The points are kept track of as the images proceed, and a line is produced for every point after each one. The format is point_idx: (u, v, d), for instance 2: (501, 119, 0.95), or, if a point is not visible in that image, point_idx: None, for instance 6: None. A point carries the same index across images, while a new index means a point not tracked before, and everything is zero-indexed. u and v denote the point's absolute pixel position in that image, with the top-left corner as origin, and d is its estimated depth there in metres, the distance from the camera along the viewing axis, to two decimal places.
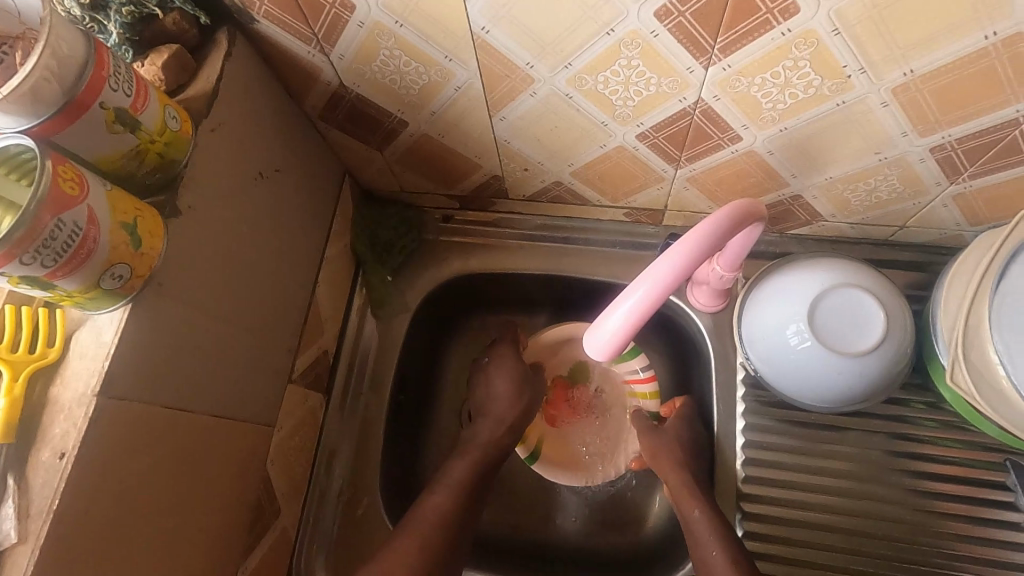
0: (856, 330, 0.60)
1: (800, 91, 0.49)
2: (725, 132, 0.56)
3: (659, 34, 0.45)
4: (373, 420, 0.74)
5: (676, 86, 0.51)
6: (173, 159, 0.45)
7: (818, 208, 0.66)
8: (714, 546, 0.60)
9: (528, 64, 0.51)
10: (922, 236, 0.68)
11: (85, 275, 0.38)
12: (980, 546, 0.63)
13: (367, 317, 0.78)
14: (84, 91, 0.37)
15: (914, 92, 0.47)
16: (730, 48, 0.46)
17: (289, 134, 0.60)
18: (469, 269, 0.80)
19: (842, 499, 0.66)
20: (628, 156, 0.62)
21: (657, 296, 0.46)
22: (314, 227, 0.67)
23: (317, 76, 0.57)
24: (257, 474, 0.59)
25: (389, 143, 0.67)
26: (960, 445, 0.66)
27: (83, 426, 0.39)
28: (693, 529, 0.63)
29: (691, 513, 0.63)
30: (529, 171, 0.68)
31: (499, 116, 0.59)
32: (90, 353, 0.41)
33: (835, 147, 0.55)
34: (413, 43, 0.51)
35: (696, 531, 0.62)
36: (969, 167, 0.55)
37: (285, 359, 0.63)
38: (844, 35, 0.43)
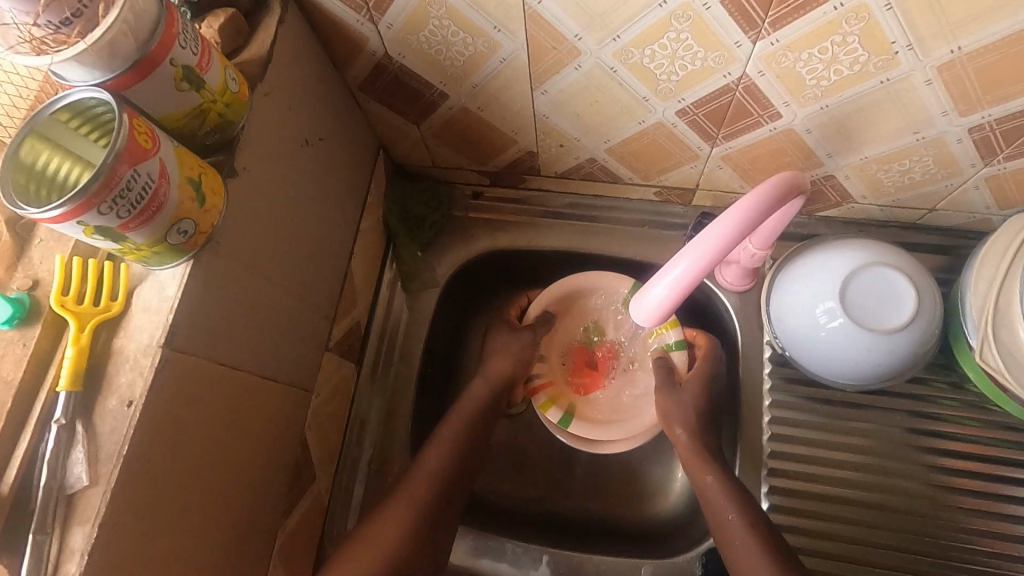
0: (887, 308, 0.61)
1: (845, 67, 0.50)
2: (766, 109, 0.57)
3: (711, 7, 0.46)
4: (402, 391, 0.76)
5: (722, 61, 0.51)
6: (232, 120, 0.46)
7: (849, 189, 0.67)
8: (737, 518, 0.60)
9: (576, 37, 0.52)
10: (950, 219, 0.69)
11: (155, 229, 0.39)
12: (1001, 523, 0.64)
13: (396, 290, 0.79)
14: (156, 48, 0.38)
15: (960, 70, 0.48)
16: (781, 22, 0.47)
17: (331, 103, 0.61)
18: (498, 245, 0.80)
19: (863, 475, 0.67)
20: (665, 133, 0.63)
21: (705, 264, 0.46)
22: (351, 198, 0.68)
23: (363, 45, 0.57)
24: (297, 437, 0.60)
25: (427, 116, 0.67)
26: (982, 425, 0.67)
27: (149, 375, 0.40)
28: (706, 493, 0.63)
29: (703, 479, 0.64)
30: (564, 147, 0.69)
31: (541, 89, 0.59)
32: (153, 307, 0.42)
33: (874, 125, 0.56)
34: (463, 12, 0.51)
35: (711, 501, 0.62)
36: (1006, 149, 0.56)
37: (323, 326, 0.64)
38: (896, 10, 0.44)
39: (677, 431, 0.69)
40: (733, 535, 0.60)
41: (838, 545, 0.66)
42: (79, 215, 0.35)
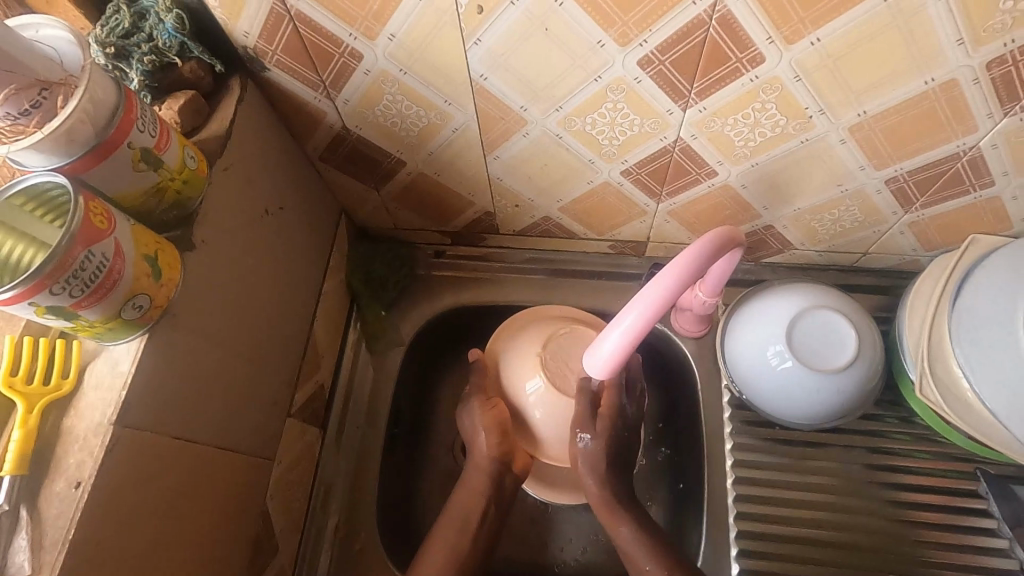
0: (830, 349, 0.64)
1: (768, 130, 0.54)
2: (702, 168, 0.61)
3: (642, 80, 0.50)
4: (369, 455, 0.74)
5: (657, 126, 0.56)
6: (191, 197, 0.47)
7: (789, 237, 0.71)
8: None
9: (521, 108, 0.56)
10: (884, 261, 0.74)
11: (108, 306, 0.39)
12: (968, 554, 0.65)
13: (361, 351, 0.79)
14: (114, 134, 0.40)
15: (869, 131, 0.53)
16: (705, 92, 0.51)
17: (292, 173, 0.63)
18: (461, 302, 0.82)
19: (827, 513, 0.68)
20: (613, 191, 0.66)
21: (652, 315, 0.48)
22: (312, 263, 0.69)
23: (322, 119, 0.60)
24: (257, 509, 0.59)
25: (386, 182, 0.70)
26: (933, 457, 0.69)
27: (99, 455, 0.39)
28: (613, 521, 0.63)
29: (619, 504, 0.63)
30: (519, 208, 0.72)
31: (493, 155, 0.63)
32: (106, 384, 0.42)
33: (801, 180, 0.61)
34: (415, 89, 0.55)
35: (617, 531, 0.62)
36: (921, 198, 0.61)
37: (284, 392, 0.63)
38: (804, 81, 0.49)
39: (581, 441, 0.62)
40: None
41: None
42: (30, 296, 0.35)
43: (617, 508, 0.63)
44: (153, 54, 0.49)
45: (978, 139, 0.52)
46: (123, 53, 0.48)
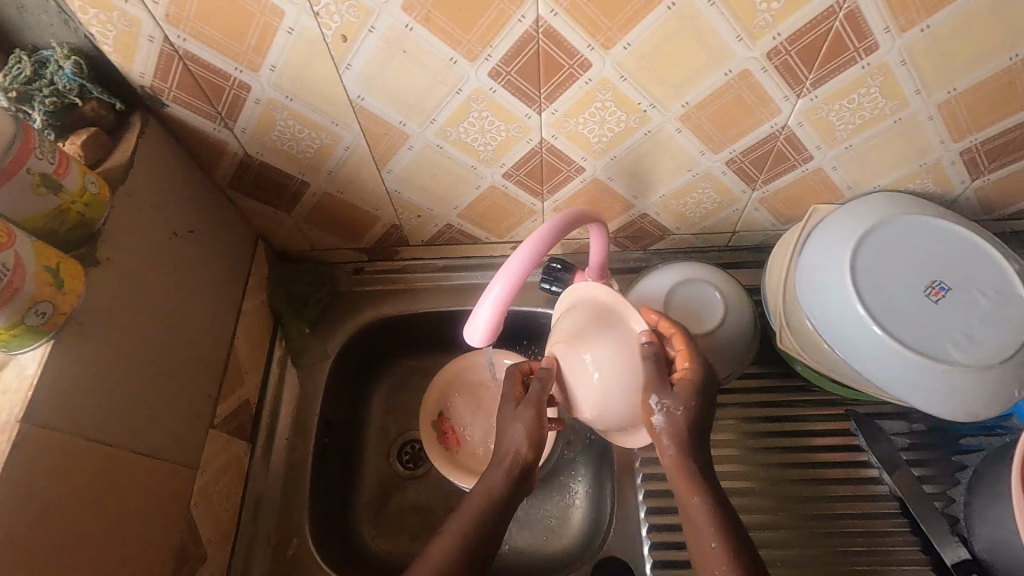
0: (702, 314, 0.72)
1: (614, 125, 0.63)
2: (570, 165, 0.69)
3: (496, 90, 0.59)
4: (299, 464, 0.77)
5: (521, 130, 0.64)
6: (92, 218, 0.52)
7: (664, 223, 0.80)
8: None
9: (400, 123, 0.63)
10: (753, 238, 0.83)
11: (10, 314, 0.43)
12: (854, 484, 0.73)
13: (287, 368, 0.83)
14: (12, 163, 0.45)
15: (696, 119, 0.62)
16: (552, 96, 0.60)
17: (202, 200, 0.68)
18: (382, 313, 0.88)
19: (722, 464, 0.75)
20: (500, 194, 0.74)
21: (516, 280, 0.54)
22: (230, 284, 0.74)
23: (224, 148, 0.66)
24: (181, 514, 0.61)
25: (295, 205, 0.76)
26: (808, 404, 0.77)
27: (7, 449, 0.43)
28: (692, 513, 0.57)
29: (693, 503, 0.57)
30: (422, 218, 0.79)
31: (386, 169, 0.70)
32: (13, 388, 0.46)
33: (657, 169, 0.70)
34: (304, 113, 0.62)
35: (696, 518, 0.57)
36: (760, 175, 0.71)
37: (205, 404, 0.67)
38: (629, 80, 0.58)
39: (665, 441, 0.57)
40: None
41: None
42: None
43: (695, 505, 0.57)
44: (54, 96, 0.54)
45: (785, 119, 0.63)
46: (25, 97, 0.54)
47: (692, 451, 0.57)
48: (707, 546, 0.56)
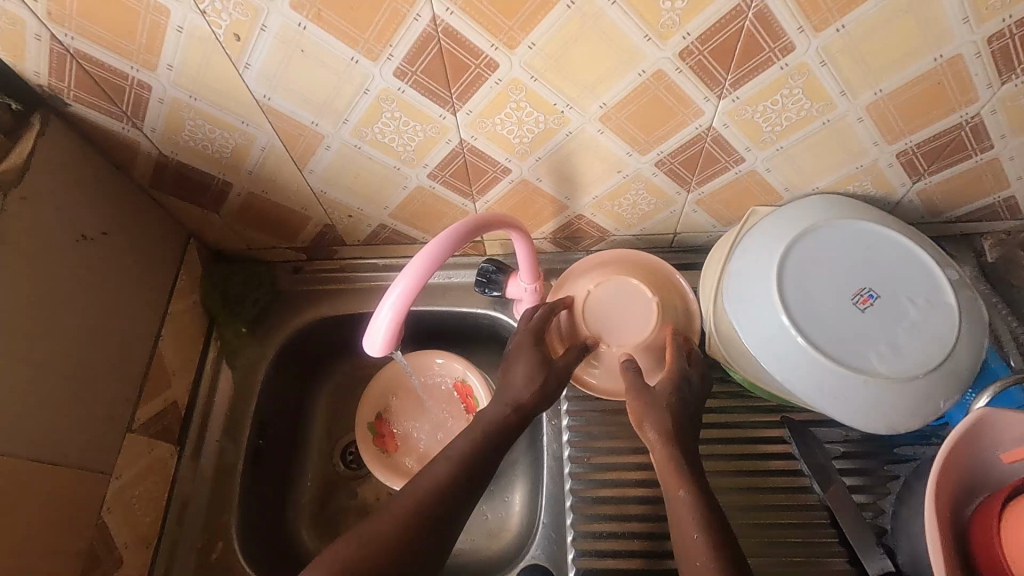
0: (630, 320, 0.70)
1: (533, 126, 0.61)
2: (495, 166, 0.67)
3: (404, 90, 0.57)
4: (228, 467, 0.77)
5: (438, 131, 0.62)
6: None
7: (602, 224, 0.78)
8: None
9: (312, 123, 0.61)
10: (696, 239, 0.82)
11: None
12: (784, 494, 0.71)
13: (221, 368, 0.82)
14: None
15: (616, 120, 0.60)
16: (463, 97, 0.58)
17: (117, 201, 0.67)
18: (321, 314, 0.87)
19: (654, 471, 0.73)
20: (429, 194, 0.72)
21: (416, 285, 0.52)
22: (154, 285, 0.72)
23: (137, 148, 0.65)
24: (91, 521, 0.61)
25: (222, 204, 0.75)
26: (747, 411, 0.75)
27: None
28: (675, 513, 0.54)
29: (680, 496, 0.54)
30: (354, 218, 0.77)
31: (308, 169, 0.68)
32: None
33: (585, 170, 0.67)
34: (211, 113, 0.60)
35: (677, 512, 0.53)
36: (693, 177, 0.69)
37: (121, 409, 0.66)
38: (540, 80, 0.56)
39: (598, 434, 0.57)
40: None
41: (633, 541, 0.71)
42: None
43: (683, 498, 0.54)
44: None
45: (709, 121, 0.60)
46: None
47: (679, 442, 0.57)
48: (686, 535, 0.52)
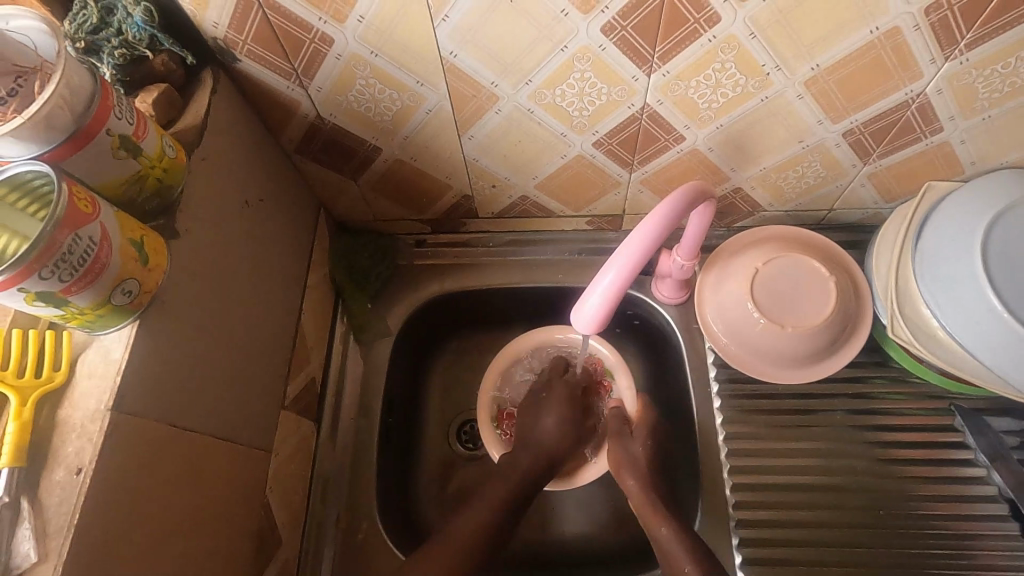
0: (805, 301, 0.66)
1: (729, 90, 0.57)
2: (670, 133, 0.63)
3: (606, 48, 0.52)
4: (365, 444, 0.74)
5: (625, 94, 0.58)
6: (171, 185, 0.47)
7: (757, 199, 0.74)
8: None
9: (492, 84, 0.57)
10: (849, 216, 0.77)
11: (97, 291, 0.39)
12: (952, 484, 0.68)
13: (349, 344, 0.79)
14: (92, 121, 0.40)
15: (823, 83, 0.56)
16: (668, 56, 0.53)
17: (269, 166, 0.63)
18: (446, 289, 0.83)
19: (813, 458, 0.71)
20: (586, 164, 0.68)
21: (631, 270, 0.49)
22: (296, 256, 0.69)
23: (296, 109, 0.61)
24: (259, 500, 0.59)
25: (363, 172, 0.71)
26: (910, 398, 0.72)
27: (99, 440, 0.39)
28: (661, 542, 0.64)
29: (659, 531, 0.65)
30: (496, 188, 0.73)
31: (468, 135, 0.64)
32: (99, 372, 0.42)
33: (765, 139, 0.63)
34: (388, 71, 0.56)
35: (664, 546, 0.64)
36: (877, 148, 0.64)
37: (276, 384, 0.63)
38: (759, 38, 0.51)
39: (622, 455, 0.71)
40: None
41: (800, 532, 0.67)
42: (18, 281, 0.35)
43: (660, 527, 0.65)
44: (124, 48, 0.49)
45: (924, 86, 0.56)
46: (92, 48, 0.48)
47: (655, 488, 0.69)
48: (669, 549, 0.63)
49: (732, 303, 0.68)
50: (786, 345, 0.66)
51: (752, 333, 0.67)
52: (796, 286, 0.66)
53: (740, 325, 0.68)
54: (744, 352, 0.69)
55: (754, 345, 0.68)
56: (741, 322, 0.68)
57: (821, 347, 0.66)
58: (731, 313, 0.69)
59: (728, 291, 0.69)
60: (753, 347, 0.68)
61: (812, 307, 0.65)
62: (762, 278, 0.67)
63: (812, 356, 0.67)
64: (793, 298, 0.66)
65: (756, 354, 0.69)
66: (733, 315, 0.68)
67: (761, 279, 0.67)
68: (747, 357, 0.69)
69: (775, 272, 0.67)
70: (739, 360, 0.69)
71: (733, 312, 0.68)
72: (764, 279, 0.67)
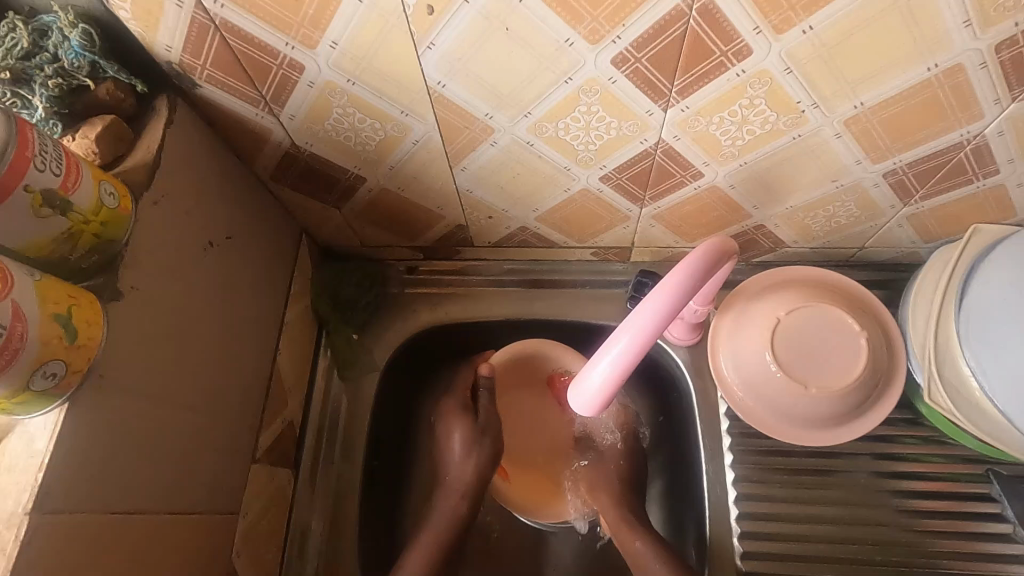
0: (832, 357, 0.59)
1: (757, 127, 0.50)
2: (687, 170, 0.56)
3: (616, 80, 0.45)
4: (346, 492, 0.69)
5: (636, 129, 0.51)
6: (112, 238, 0.41)
7: (781, 235, 0.66)
8: None
9: (486, 115, 0.50)
10: (882, 254, 0.70)
11: (11, 380, 0.34)
12: (986, 561, 0.62)
13: (333, 379, 0.74)
14: (6, 176, 0.34)
15: (866, 122, 0.48)
16: (687, 90, 0.46)
17: (239, 198, 0.57)
18: (438, 321, 0.77)
19: (832, 524, 0.64)
20: (592, 198, 0.61)
21: (641, 345, 0.43)
22: (272, 292, 0.63)
23: (268, 137, 0.54)
24: (222, 571, 0.54)
25: (346, 200, 0.64)
26: (942, 461, 0.66)
27: (13, 551, 0.34)
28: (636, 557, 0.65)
29: (634, 546, 0.65)
30: (493, 219, 0.67)
31: (460, 167, 0.57)
32: (20, 465, 0.36)
33: (794, 177, 0.56)
34: (366, 100, 0.49)
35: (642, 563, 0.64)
36: (921, 189, 0.57)
37: (246, 438, 0.58)
38: (795, 73, 0.44)
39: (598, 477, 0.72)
40: None
41: None
42: None
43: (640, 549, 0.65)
44: (59, 77, 0.43)
45: (983, 127, 0.48)
46: (22, 78, 0.42)
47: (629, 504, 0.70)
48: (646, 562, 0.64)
49: (750, 352, 0.62)
50: (809, 405, 0.60)
51: (769, 389, 0.61)
52: (822, 339, 0.60)
53: (757, 379, 0.62)
54: (759, 407, 0.63)
55: (773, 402, 0.62)
56: (758, 374, 0.61)
57: (848, 408, 0.60)
58: (749, 364, 0.62)
59: (745, 340, 0.63)
60: (772, 404, 0.62)
61: (840, 364, 0.59)
62: (784, 327, 0.61)
63: (837, 417, 0.61)
64: (819, 351, 0.59)
65: (775, 413, 0.62)
66: (750, 367, 0.62)
67: (783, 328, 0.61)
68: (763, 415, 0.63)
69: (799, 321, 0.61)
70: (754, 418, 0.63)
71: (750, 363, 0.62)
72: (787, 328, 0.61)
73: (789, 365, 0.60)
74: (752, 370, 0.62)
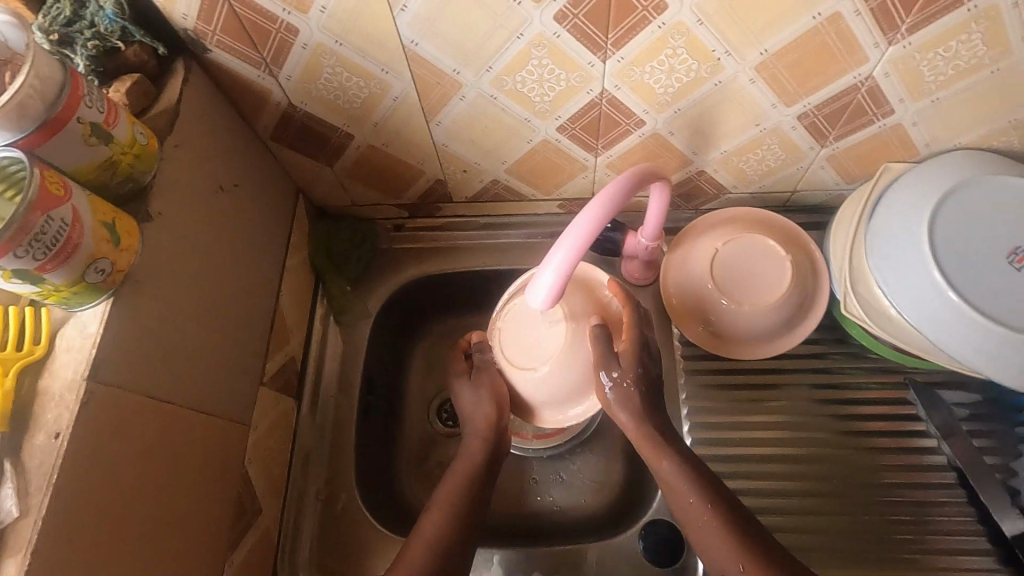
0: (762, 278, 0.68)
1: (683, 74, 0.59)
2: (630, 118, 0.65)
3: (560, 35, 0.55)
4: (344, 421, 0.78)
5: (582, 80, 0.60)
6: (143, 171, 0.50)
7: (721, 181, 0.76)
8: (692, 493, 0.60)
9: (455, 71, 0.59)
10: (812, 198, 0.79)
11: (70, 270, 0.42)
12: (905, 455, 0.71)
13: (330, 325, 0.82)
14: (63, 109, 0.43)
15: (774, 68, 0.58)
16: (620, 42, 0.55)
17: (244, 153, 0.66)
18: (423, 272, 0.86)
19: (773, 432, 0.73)
20: (552, 148, 0.70)
21: (581, 247, 0.51)
22: (274, 240, 0.72)
23: (268, 98, 0.63)
24: (238, 470, 0.62)
25: (338, 158, 0.73)
26: (867, 373, 0.75)
27: (74, 407, 0.43)
28: (663, 476, 0.62)
29: (662, 467, 0.62)
30: (468, 173, 0.75)
31: (435, 121, 0.66)
32: (75, 346, 0.45)
33: (722, 122, 0.65)
34: (353, 60, 0.58)
35: (669, 479, 0.62)
36: (833, 131, 0.66)
37: (254, 361, 0.66)
38: (707, 24, 0.53)
39: (619, 413, 0.64)
40: (693, 514, 0.60)
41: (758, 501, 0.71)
42: None
43: (703, 514, 0.60)
44: (96, 40, 0.51)
45: (870, 70, 0.58)
46: (66, 40, 0.51)
47: (649, 420, 0.64)
48: (671, 479, 0.62)
49: (696, 281, 0.71)
50: (743, 322, 0.69)
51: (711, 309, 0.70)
52: (756, 263, 0.69)
53: (700, 302, 0.71)
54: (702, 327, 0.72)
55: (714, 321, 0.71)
56: (702, 298, 0.71)
57: (776, 324, 0.69)
58: (694, 289, 0.71)
59: (688, 270, 0.72)
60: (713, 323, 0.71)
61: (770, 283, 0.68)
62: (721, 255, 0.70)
63: (768, 334, 0.70)
64: (752, 275, 0.69)
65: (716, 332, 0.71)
66: (695, 293, 0.71)
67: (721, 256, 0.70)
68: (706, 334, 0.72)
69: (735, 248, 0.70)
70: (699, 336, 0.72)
71: (695, 290, 0.71)
72: (725, 255, 0.70)
73: (727, 288, 0.69)
74: (699, 294, 0.71)
